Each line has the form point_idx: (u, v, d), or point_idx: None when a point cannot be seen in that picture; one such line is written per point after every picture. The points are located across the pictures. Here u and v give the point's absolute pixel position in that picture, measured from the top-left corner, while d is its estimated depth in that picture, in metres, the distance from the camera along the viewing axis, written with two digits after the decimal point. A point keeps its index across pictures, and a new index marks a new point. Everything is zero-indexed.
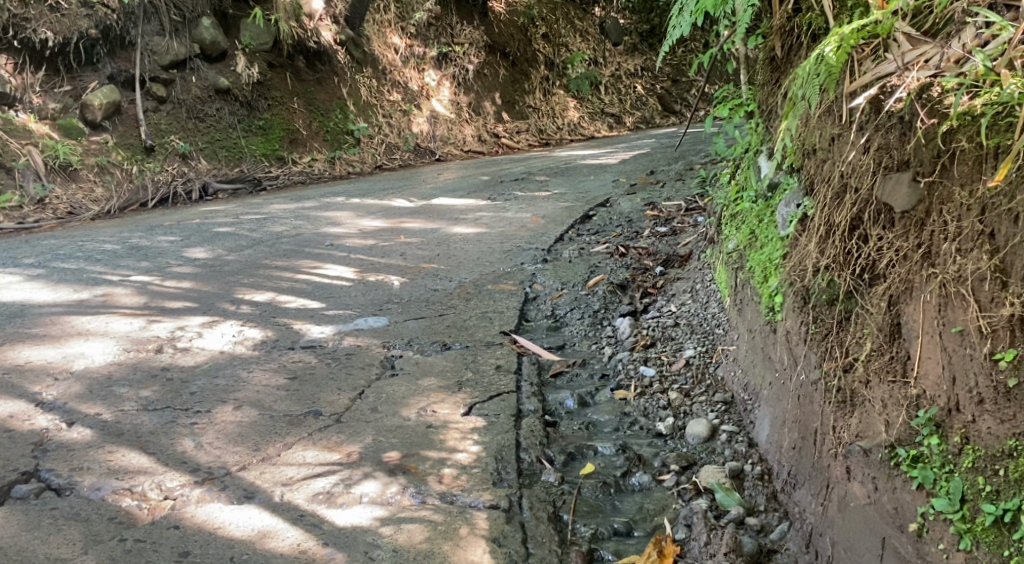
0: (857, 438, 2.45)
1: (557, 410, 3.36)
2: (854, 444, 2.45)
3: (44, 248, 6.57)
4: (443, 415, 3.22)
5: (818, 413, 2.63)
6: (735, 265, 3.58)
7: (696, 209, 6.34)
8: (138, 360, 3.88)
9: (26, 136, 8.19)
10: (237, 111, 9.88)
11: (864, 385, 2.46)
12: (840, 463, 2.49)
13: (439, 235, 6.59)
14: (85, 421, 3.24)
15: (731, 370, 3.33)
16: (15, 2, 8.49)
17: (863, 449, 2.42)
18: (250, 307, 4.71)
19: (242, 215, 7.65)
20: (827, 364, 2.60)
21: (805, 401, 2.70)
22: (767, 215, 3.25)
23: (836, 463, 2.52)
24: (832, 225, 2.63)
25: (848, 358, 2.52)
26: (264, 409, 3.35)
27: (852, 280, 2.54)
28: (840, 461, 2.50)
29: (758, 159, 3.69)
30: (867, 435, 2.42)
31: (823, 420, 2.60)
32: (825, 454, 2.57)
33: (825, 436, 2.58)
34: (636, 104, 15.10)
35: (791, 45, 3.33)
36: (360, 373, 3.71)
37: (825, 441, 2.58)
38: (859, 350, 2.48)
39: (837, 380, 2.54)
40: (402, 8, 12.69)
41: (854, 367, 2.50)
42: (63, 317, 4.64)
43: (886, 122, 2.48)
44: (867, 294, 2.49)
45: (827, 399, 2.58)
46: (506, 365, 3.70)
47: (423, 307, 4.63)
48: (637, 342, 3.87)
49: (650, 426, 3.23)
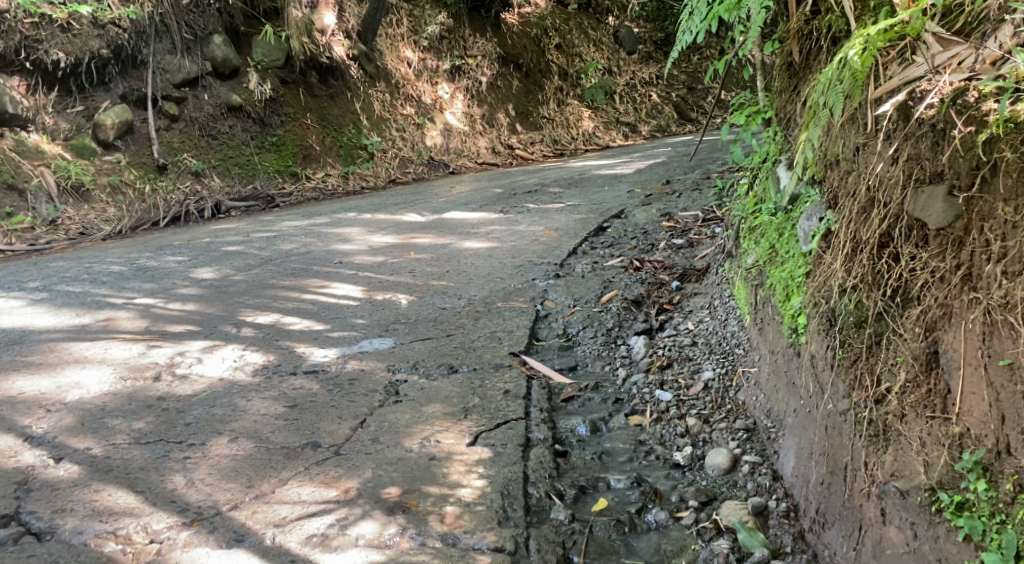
0: (893, 477, 2.27)
1: (568, 439, 3.17)
2: (889, 483, 2.27)
3: (51, 270, 6.47)
4: (447, 446, 3.05)
5: (848, 446, 2.44)
6: (755, 281, 3.41)
7: (714, 220, 6.17)
8: (134, 389, 3.74)
9: (38, 157, 8.17)
10: (250, 128, 9.80)
11: (899, 419, 2.27)
12: (874, 504, 2.31)
13: (450, 251, 6.44)
14: (74, 457, 3.10)
15: (753, 395, 3.15)
16: (26, 24, 8.46)
17: (899, 489, 2.24)
18: (252, 330, 4.56)
19: (252, 233, 7.52)
20: (856, 394, 2.41)
21: (833, 433, 2.51)
22: (788, 229, 3.07)
23: (868, 503, 2.33)
24: (859, 241, 2.44)
25: (880, 388, 2.33)
26: (260, 440, 3.19)
27: (883, 302, 2.36)
28: (873, 501, 2.31)
29: (777, 169, 3.52)
30: (903, 476, 2.24)
31: (852, 455, 2.41)
32: (857, 492, 2.38)
33: (856, 473, 2.39)
34: (652, 112, 14.90)
35: (809, 50, 3.15)
36: (363, 400, 3.55)
37: (857, 478, 2.39)
38: (892, 379, 2.30)
39: (868, 412, 2.36)
40: (413, 22, 12.60)
41: (886, 399, 2.32)
42: (62, 343, 4.50)
43: (916, 130, 2.30)
44: (900, 318, 2.31)
45: (858, 432, 2.39)
46: (515, 389, 3.52)
47: (431, 327, 4.47)
48: (652, 363, 3.68)
49: (666, 456, 3.03)
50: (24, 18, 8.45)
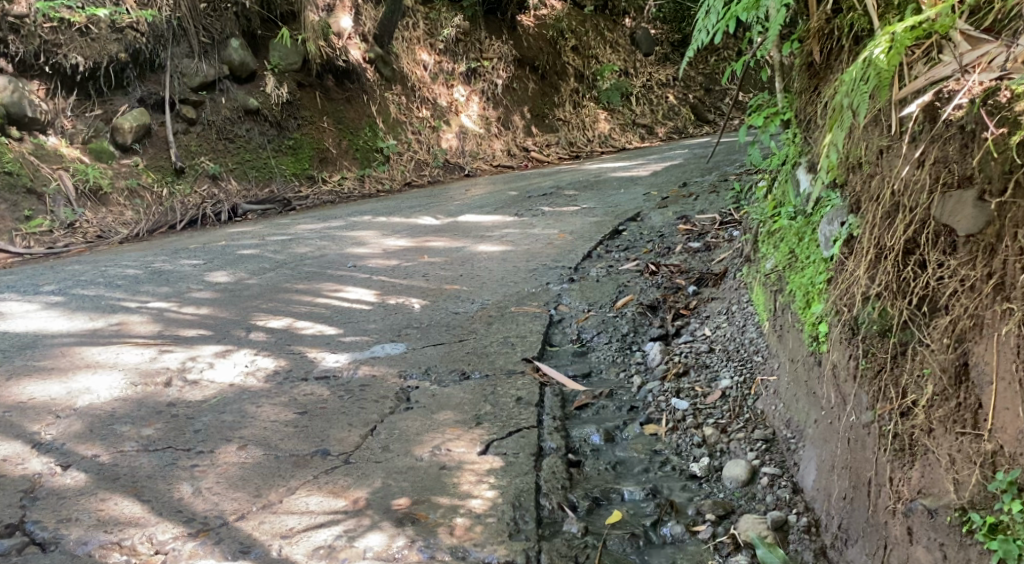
0: (920, 494, 2.19)
1: (581, 448, 3.10)
2: (916, 501, 2.19)
3: (67, 274, 6.45)
4: (457, 455, 3.00)
5: (872, 460, 2.36)
6: (774, 287, 3.34)
7: (731, 222, 6.09)
8: (144, 395, 3.70)
9: (56, 160, 8.18)
10: (267, 131, 9.80)
11: (926, 433, 2.19)
12: (900, 523, 2.23)
13: (464, 255, 6.38)
14: (82, 465, 3.06)
15: (772, 404, 3.07)
16: (46, 28, 8.49)
17: (927, 507, 2.16)
18: (265, 335, 4.52)
19: (267, 237, 7.49)
20: (880, 406, 2.33)
21: (857, 446, 2.43)
22: (809, 233, 3.01)
23: (893, 521, 2.25)
24: (883, 247, 2.36)
25: (906, 400, 2.25)
26: (269, 448, 3.14)
27: (908, 310, 2.28)
28: (899, 519, 2.23)
29: (797, 172, 3.45)
30: (931, 493, 2.16)
31: (876, 469, 2.34)
32: (882, 509, 2.30)
33: (881, 488, 2.31)
34: (669, 114, 14.78)
35: (831, 49, 3.07)
36: (373, 407, 3.49)
37: (881, 494, 2.31)
38: (918, 392, 2.22)
39: (893, 425, 2.28)
40: (429, 24, 12.56)
41: (912, 412, 2.24)
42: (75, 347, 4.47)
43: (944, 132, 2.22)
44: (926, 327, 2.23)
45: (882, 446, 2.31)
46: (528, 397, 3.46)
47: (443, 332, 4.42)
48: (668, 370, 3.60)
49: (682, 466, 2.96)
50: (44, 23, 8.49)
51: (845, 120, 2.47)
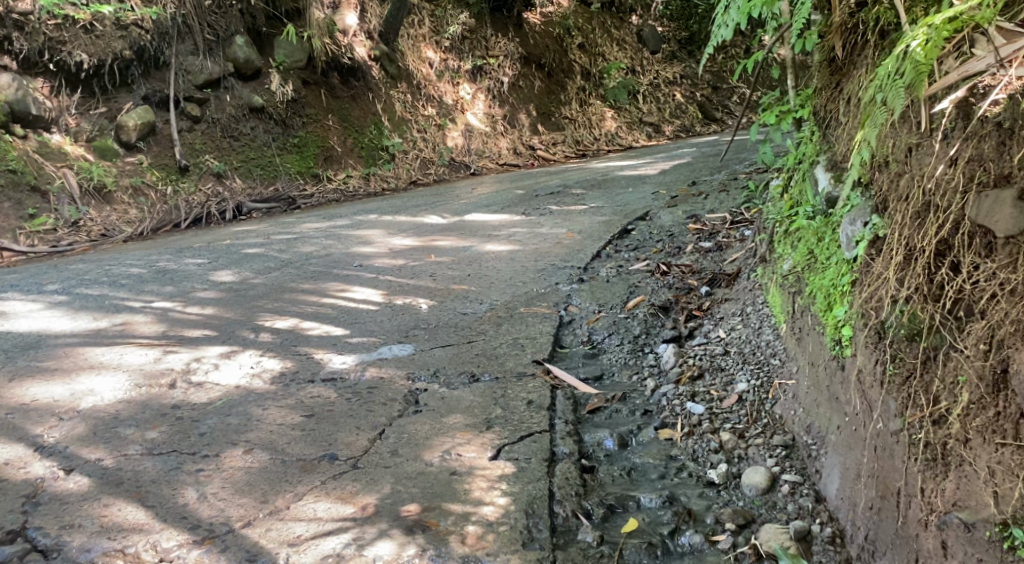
0: (955, 507, 2.12)
1: (595, 453, 3.04)
2: (951, 513, 2.13)
3: (71, 273, 6.39)
4: (468, 460, 2.93)
5: (901, 469, 2.29)
6: (794, 288, 3.29)
7: (742, 222, 6.01)
8: (149, 397, 3.63)
9: (60, 158, 8.13)
10: (272, 129, 9.73)
11: (961, 443, 2.13)
12: (933, 535, 2.16)
13: (471, 254, 6.31)
14: (85, 469, 3.00)
15: (791, 409, 3.00)
16: (50, 25, 8.45)
17: (963, 520, 2.10)
18: (270, 336, 4.45)
19: (272, 235, 7.43)
20: (909, 414, 2.26)
21: (884, 454, 2.36)
22: (830, 233, 2.96)
23: (925, 534, 2.19)
24: (913, 249, 2.29)
25: (938, 408, 2.18)
26: (276, 453, 3.07)
27: (940, 315, 2.21)
28: (932, 532, 2.17)
29: (815, 170, 3.38)
30: (967, 506, 2.10)
31: (906, 479, 2.27)
32: (913, 521, 2.23)
33: (911, 499, 2.24)
34: (676, 112, 14.68)
35: (853, 44, 2.99)
36: (382, 410, 3.43)
37: (911, 505, 2.24)
38: (952, 399, 2.16)
39: (924, 433, 2.21)
40: (435, 22, 12.51)
41: (945, 421, 2.17)
42: (79, 347, 4.41)
43: (978, 129, 2.17)
44: (960, 333, 2.16)
45: (913, 455, 2.24)
46: (539, 400, 3.39)
47: (452, 333, 4.35)
48: (682, 373, 3.53)
49: (700, 473, 2.89)
50: (48, 20, 8.44)
51: (878, 115, 2.39)
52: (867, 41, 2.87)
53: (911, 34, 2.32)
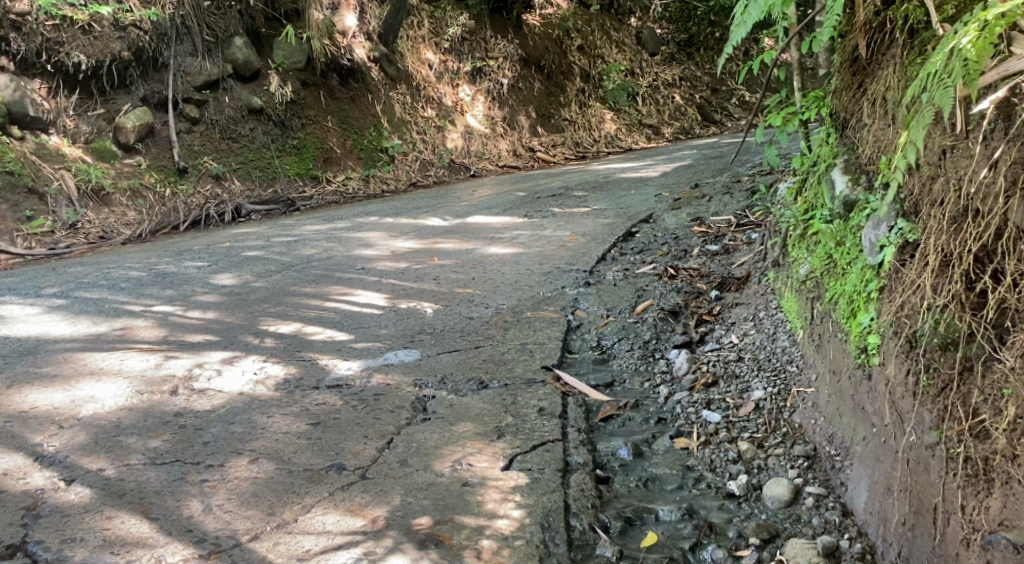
0: (1002, 526, 2.08)
1: (609, 463, 2.97)
2: (998, 533, 2.09)
3: (70, 276, 6.30)
4: (480, 470, 2.86)
5: (938, 484, 2.25)
6: (811, 293, 3.23)
7: (748, 225, 5.95)
8: (151, 404, 3.56)
9: (58, 160, 8.05)
10: (270, 131, 9.65)
11: (1010, 460, 2.08)
12: (976, 555, 2.13)
13: (475, 257, 6.23)
14: (86, 479, 2.92)
15: (812, 418, 2.93)
16: (48, 26, 8.37)
17: (1012, 541, 2.06)
18: (274, 340, 4.38)
19: (272, 238, 7.34)
20: (947, 427, 2.22)
21: (918, 468, 2.31)
22: (851, 237, 2.91)
23: (967, 553, 2.15)
24: (951, 256, 2.27)
25: (979, 419, 2.16)
26: (282, 462, 3.00)
27: (980, 324, 2.20)
28: (976, 552, 2.13)
29: (832, 173, 3.31)
30: (1016, 526, 2.06)
31: (944, 495, 2.22)
32: (953, 538, 2.19)
33: (951, 517, 2.20)
34: (675, 114, 14.60)
35: (879, 43, 2.93)
36: (389, 418, 3.35)
37: (952, 522, 2.20)
38: (995, 412, 2.13)
39: (964, 447, 2.17)
40: (434, 23, 12.43)
41: (991, 435, 2.13)
42: (78, 352, 4.32)
43: (1021, 131, 2.13)
44: (1003, 342, 2.14)
45: (952, 471, 2.20)
46: (550, 407, 3.32)
47: (458, 338, 4.27)
48: (696, 380, 3.46)
49: (718, 484, 2.82)
50: (46, 20, 8.36)
51: (923, 116, 2.32)
52: (894, 40, 2.82)
53: (959, 32, 2.26)
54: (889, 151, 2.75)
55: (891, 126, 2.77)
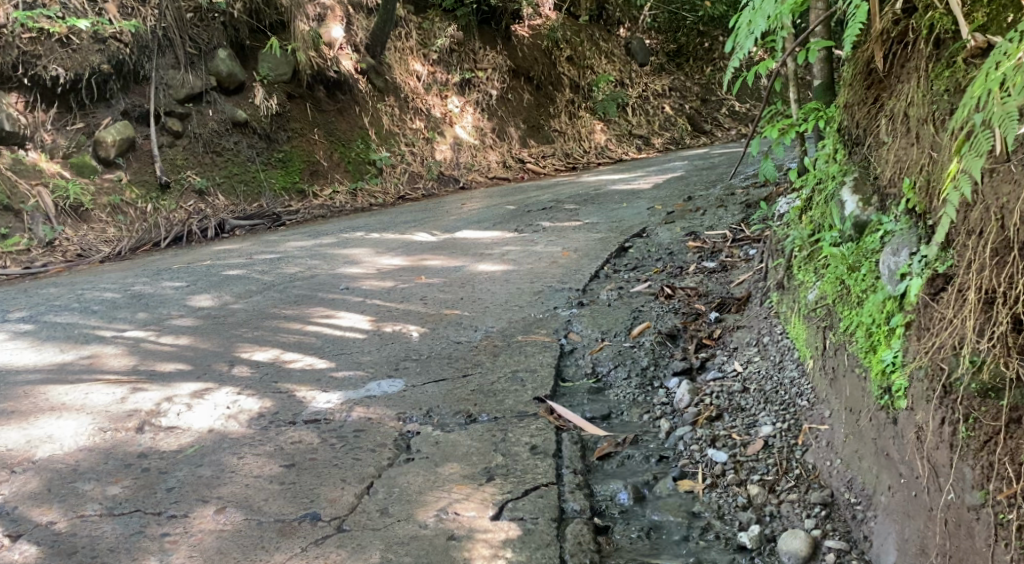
0: None
1: (608, 510, 2.78)
2: None
3: (39, 299, 6.02)
4: (467, 520, 2.67)
5: (983, 552, 2.10)
6: (821, 321, 3.00)
7: (745, 240, 5.75)
8: (113, 444, 3.30)
9: (35, 176, 7.82)
10: (255, 144, 9.38)
11: None
12: None
13: (463, 275, 6.00)
14: (33, 535, 2.74)
15: (828, 459, 2.74)
16: (24, 39, 8.19)
17: None
18: (249, 370, 4.11)
19: (255, 256, 7.06)
20: (996, 487, 2.07)
21: (958, 530, 2.16)
22: (867, 263, 2.72)
23: None
24: (999, 294, 2.10)
25: None
26: (251, 511, 2.80)
27: None
28: None
29: (842, 191, 3.10)
30: None
31: None
32: None
33: None
34: (665, 124, 14.35)
35: (896, 54, 2.73)
36: (370, 458, 3.10)
37: None
38: None
39: (1013, 511, 2.03)
40: (422, 35, 12.24)
41: None
42: (40, 385, 4.04)
43: None
44: None
45: (1002, 539, 2.05)
46: (544, 446, 3.07)
47: (445, 366, 4.02)
48: (699, 414, 3.21)
49: (729, 535, 2.63)
50: (23, 33, 8.18)
51: (980, 140, 2.12)
52: (918, 50, 2.61)
53: (1017, 47, 2.08)
54: (911, 172, 2.56)
55: (914, 144, 2.57)
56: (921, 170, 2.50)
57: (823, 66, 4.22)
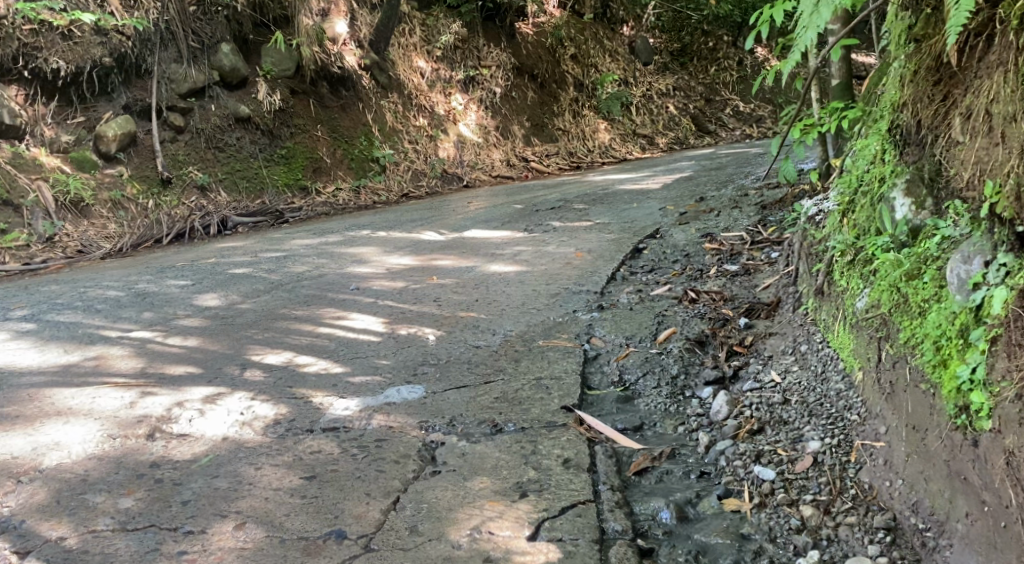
0: None
1: (651, 531, 2.64)
2: None
3: (41, 296, 5.85)
4: (503, 541, 2.54)
5: None
6: (876, 331, 2.85)
7: (765, 243, 5.60)
8: (124, 452, 3.14)
9: (36, 170, 7.65)
10: (258, 140, 9.23)
11: None
12: None
13: (476, 276, 5.85)
14: (43, 552, 2.60)
15: (886, 480, 2.62)
16: (25, 31, 7.97)
17: None
18: (262, 373, 3.95)
19: (260, 254, 6.91)
20: None
21: None
22: (930, 271, 2.64)
23: None
24: None
25: None
26: (272, 528, 2.65)
27: None
28: None
29: (894, 194, 2.96)
30: None
31: None
32: None
33: None
34: (669, 124, 14.19)
35: (975, 46, 2.57)
36: (394, 470, 2.94)
37: None
38: None
39: None
40: (426, 31, 12.05)
41: None
42: (45, 388, 3.88)
43: None
44: None
45: None
46: (576, 459, 2.92)
47: (466, 371, 3.87)
48: (739, 427, 3.05)
49: (783, 560, 2.50)
50: (23, 25, 7.95)
51: None
52: (1004, 42, 2.45)
53: None
54: (996, 174, 2.45)
55: (1000, 145, 2.44)
56: (1010, 172, 2.38)
57: (842, 63, 4.44)
